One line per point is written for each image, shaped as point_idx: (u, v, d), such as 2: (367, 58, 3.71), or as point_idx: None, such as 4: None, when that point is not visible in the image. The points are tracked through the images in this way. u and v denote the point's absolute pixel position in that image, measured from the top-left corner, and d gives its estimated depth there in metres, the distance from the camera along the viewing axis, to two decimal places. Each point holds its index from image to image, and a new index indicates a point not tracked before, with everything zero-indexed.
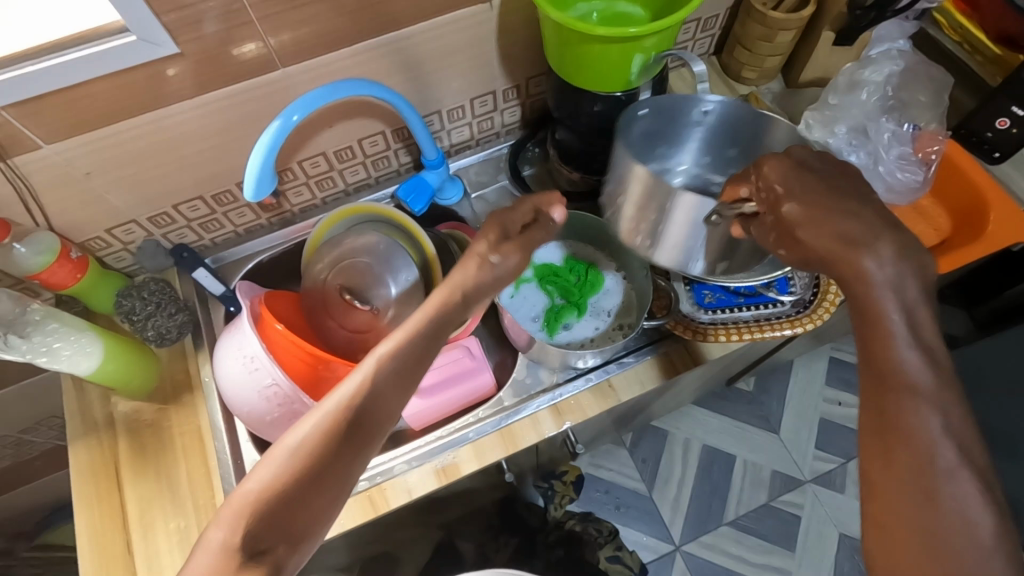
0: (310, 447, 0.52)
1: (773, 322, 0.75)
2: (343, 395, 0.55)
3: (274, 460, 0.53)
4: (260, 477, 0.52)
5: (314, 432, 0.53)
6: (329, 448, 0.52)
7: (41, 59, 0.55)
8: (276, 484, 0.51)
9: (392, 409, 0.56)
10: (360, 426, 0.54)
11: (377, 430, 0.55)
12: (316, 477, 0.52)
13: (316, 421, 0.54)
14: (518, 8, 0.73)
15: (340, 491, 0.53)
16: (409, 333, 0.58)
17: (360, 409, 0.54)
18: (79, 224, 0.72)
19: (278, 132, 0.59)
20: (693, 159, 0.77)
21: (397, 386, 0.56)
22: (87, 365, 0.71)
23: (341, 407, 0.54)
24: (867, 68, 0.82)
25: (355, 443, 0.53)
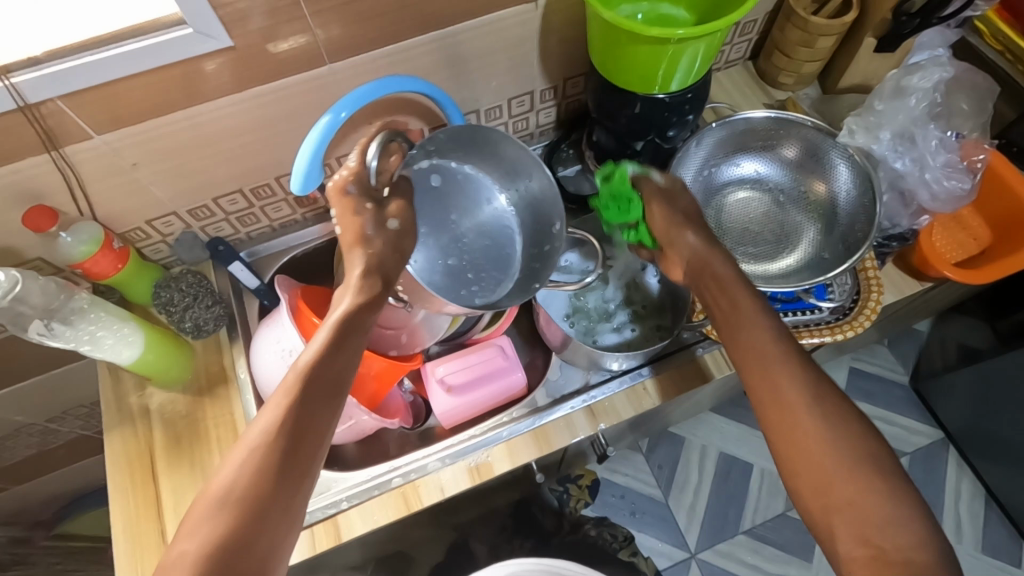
0: (244, 487, 0.49)
1: (812, 328, 0.74)
2: (270, 422, 0.52)
3: (200, 514, 0.48)
4: (191, 536, 0.47)
5: (244, 475, 0.50)
6: (268, 480, 0.50)
7: (98, 50, 0.55)
8: (211, 540, 0.47)
9: (328, 418, 0.54)
10: (297, 447, 0.52)
11: (314, 446, 0.53)
12: (262, 514, 0.49)
13: (242, 459, 0.50)
14: (562, 7, 0.73)
15: (290, 525, 0.51)
16: (326, 341, 0.56)
17: (292, 431, 0.52)
18: (122, 214, 0.73)
19: (327, 128, 0.59)
20: (693, 176, 0.83)
21: (324, 400, 0.54)
22: (129, 353, 0.72)
23: (267, 439, 0.51)
24: (915, 74, 0.80)
25: (296, 466, 0.51)
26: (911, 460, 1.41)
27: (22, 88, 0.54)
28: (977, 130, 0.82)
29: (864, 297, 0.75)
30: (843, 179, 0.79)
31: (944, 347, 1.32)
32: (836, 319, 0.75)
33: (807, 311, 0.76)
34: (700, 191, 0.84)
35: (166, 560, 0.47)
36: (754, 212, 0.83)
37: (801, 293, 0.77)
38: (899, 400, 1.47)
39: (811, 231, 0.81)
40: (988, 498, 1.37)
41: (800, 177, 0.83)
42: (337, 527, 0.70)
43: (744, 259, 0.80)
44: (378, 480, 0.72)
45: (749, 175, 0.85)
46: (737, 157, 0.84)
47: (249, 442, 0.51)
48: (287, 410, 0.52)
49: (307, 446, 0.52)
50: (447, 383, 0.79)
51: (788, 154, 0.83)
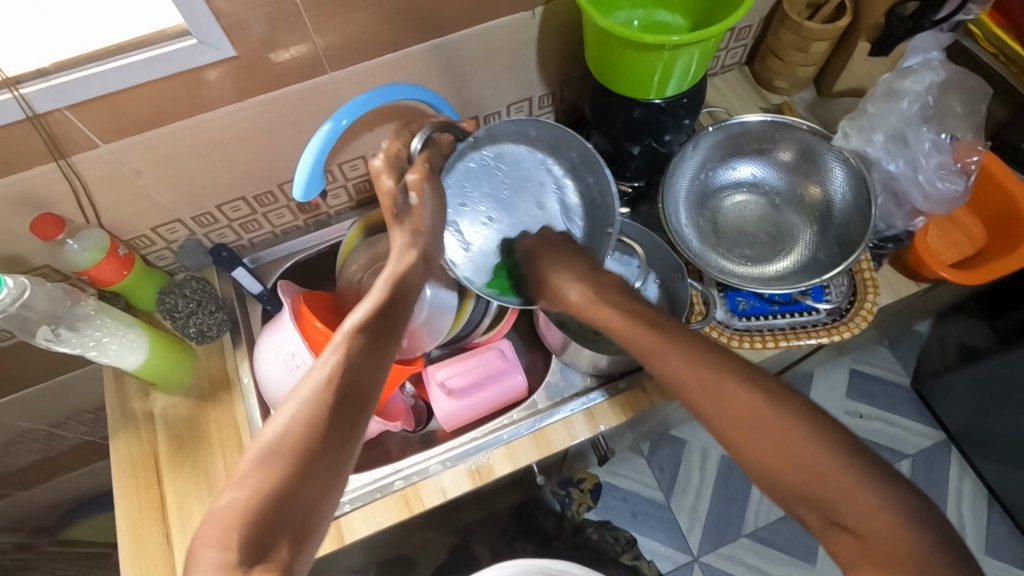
0: (296, 433, 0.50)
1: (808, 329, 0.75)
2: (320, 381, 0.53)
3: (248, 462, 0.49)
4: (239, 485, 0.48)
5: (294, 429, 0.50)
6: (316, 438, 0.50)
7: (105, 60, 0.57)
8: (258, 491, 0.47)
9: (375, 381, 0.55)
10: (345, 408, 0.52)
11: (364, 403, 0.53)
12: (314, 462, 0.49)
13: (293, 412, 0.51)
14: (559, 15, 0.74)
15: (331, 487, 0.50)
16: (373, 309, 0.58)
17: (341, 393, 0.52)
18: (127, 221, 0.74)
19: (328, 136, 0.60)
20: (690, 177, 0.84)
21: (376, 363, 0.56)
22: (134, 358, 0.73)
23: (316, 397, 0.52)
24: (907, 77, 0.82)
25: (348, 420, 0.52)
26: (913, 461, 1.41)
27: (30, 99, 0.56)
28: (971, 131, 0.82)
29: (860, 298, 0.76)
30: (837, 181, 0.80)
31: (945, 349, 1.33)
32: (832, 320, 0.75)
33: (803, 312, 0.76)
34: (696, 194, 0.84)
35: (215, 507, 0.47)
36: (750, 215, 0.84)
37: (798, 295, 0.78)
38: (900, 401, 1.47)
39: (807, 233, 0.82)
40: (990, 499, 1.37)
41: (795, 180, 0.84)
42: (340, 529, 0.71)
43: (740, 261, 0.81)
44: (381, 483, 0.73)
45: (745, 178, 0.86)
46: (733, 160, 0.85)
47: (300, 395, 0.52)
48: (337, 369, 0.53)
49: (353, 408, 0.53)
50: (448, 386, 0.80)
51: (783, 157, 0.84)
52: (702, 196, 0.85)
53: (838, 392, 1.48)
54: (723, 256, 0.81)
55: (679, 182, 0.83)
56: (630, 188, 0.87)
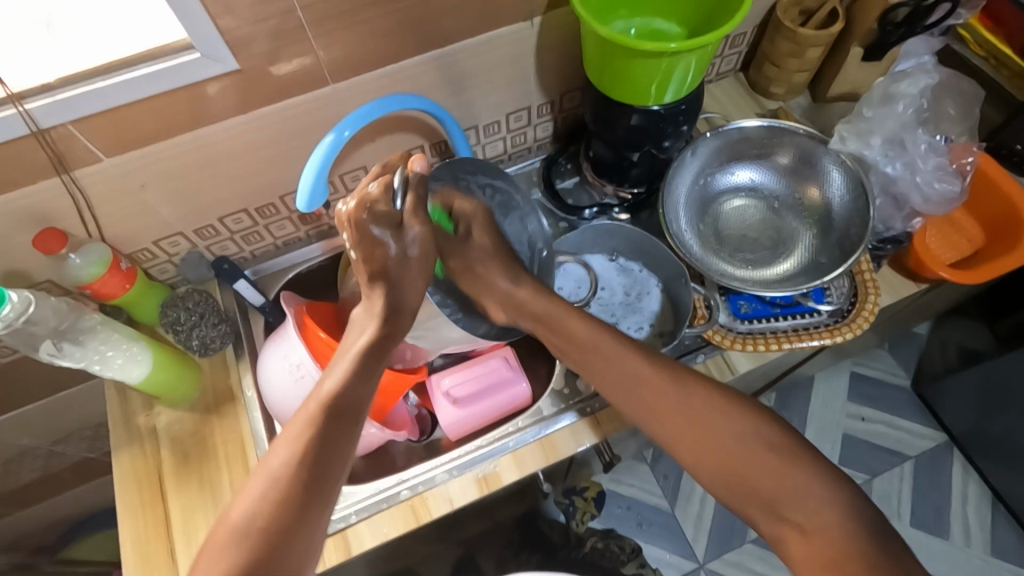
0: (272, 501, 0.49)
1: (811, 331, 0.75)
2: (293, 445, 0.52)
3: (217, 546, 0.47)
4: (204, 573, 0.46)
5: (265, 504, 0.49)
6: (290, 514, 0.49)
7: (110, 75, 0.57)
8: (225, 572, 0.46)
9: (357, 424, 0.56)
10: (318, 474, 0.51)
11: (344, 452, 0.54)
12: (288, 529, 0.49)
13: (265, 486, 0.50)
14: (557, 24, 0.75)
15: (304, 561, 0.49)
16: (351, 367, 0.58)
17: (313, 461, 0.51)
18: (129, 236, 0.74)
19: (331, 147, 0.61)
20: (690, 181, 0.84)
21: (349, 419, 0.55)
22: (139, 372, 0.72)
23: (288, 470, 0.51)
24: (902, 81, 0.83)
25: (325, 474, 0.52)
26: (916, 464, 1.41)
27: (35, 114, 0.56)
28: (966, 133, 0.84)
29: (862, 298, 0.76)
30: (836, 185, 0.81)
31: (944, 349, 1.34)
32: (835, 321, 0.76)
33: (805, 314, 0.77)
34: (697, 199, 0.85)
35: None
36: (750, 219, 0.85)
37: (800, 298, 0.78)
38: (903, 404, 1.47)
39: (808, 236, 0.82)
40: (994, 500, 1.37)
41: (794, 184, 0.85)
42: (347, 540, 0.70)
43: (742, 265, 0.81)
44: (387, 493, 0.72)
45: (744, 183, 0.86)
46: (731, 166, 0.86)
47: (271, 470, 0.51)
48: (309, 437, 0.52)
49: (328, 476, 0.52)
50: (452, 395, 0.80)
51: (782, 161, 0.85)
52: (703, 199, 0.85)
53: (840, 396, 1.49)
54: (724, 259, 0.82)
55: (680, 184, 0.83)
56: (630, 194, 0.88)
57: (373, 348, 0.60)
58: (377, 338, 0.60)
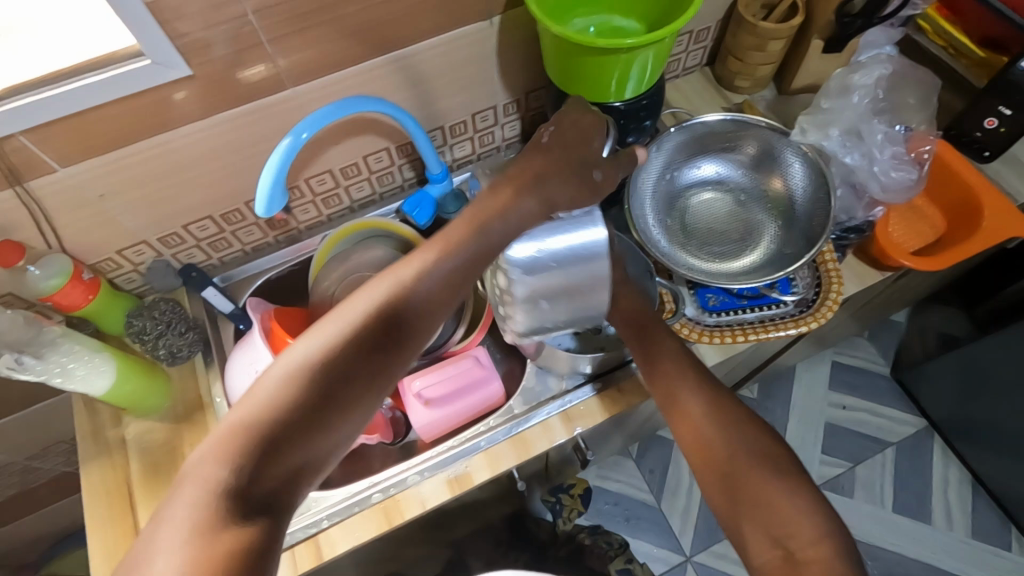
0: (347, 343, 0.47)
1: (777, 322, 0.76)
2: (382, 298, 0.50)
3: (283, 374, 0.45)
4: (271, 387, 0.45)
5: (340, 346, 0.47)
6: (358, 362, 0.47)
7: (60, 83, 0.56)
8: (287, 395, 0.44)
9: (443, 302, 0.52)
10: (386, 341, 0.49)
11: (422, 325, 0.51)
12: (353, 374, 0.47)
13: (345, 325, 0.48)
14: (518, 23, 0.75)
15: (352, 422, 0.46)
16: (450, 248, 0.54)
17: (389, 323, 0.49)
18: (93, 246, 0.73)
19: (288, 150, 0.60)
20: (658, 173, 0.85)
21: (433, 295, 0.52)
22: (102, 384, 0.71)
23: (366, 321, 0.49)
24: (858, 72, 0.83)
25: (399, 340, 0.50)
26: (898, 451, 1.43)
27: None
28: (926, 122, 0.84)
29: (825, 289, 0.77)
30: (798, 176, 0.82)
31: (924, 336, 1.36)
32: (800, 311, 0.76)
33: (771, 306, 0.77)
34: (663, 194, 0.85)
35: (244, 402, 0.44)
36: (717, 212, 0.85)
37: (765, 289, 0.78)
38: (883, 391, 1.49)
39: (772, 228, 0.83)
40: (975, 483, 1.39)
41: (760, 176, 0.85)
42: (319, 546, 0.70)
43: (709, 258, 0.82)
44: (359, 497, 0.72)
45: (710, 176, 0.87)
46: (697, 159, 0.87)
47: (350, 316, 0.49)
48: (394, 301, 0.50)
49: (405, 342, 0.50)
50: (424, 396, 0.79)
51: (748, 152, 0.85)
52: (672, 191, 0.86)
53: (821, 385, 1.50)
54: (691, 253, 0.82)
55: (646, 177, 0.83)
56: None
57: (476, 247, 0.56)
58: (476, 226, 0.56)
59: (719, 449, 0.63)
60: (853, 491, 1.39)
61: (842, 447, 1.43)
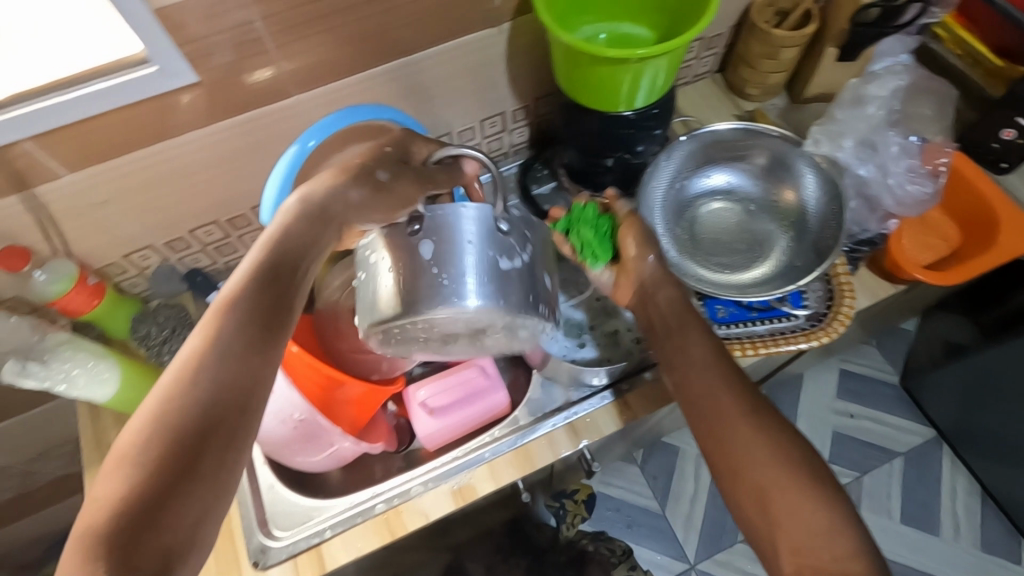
0: (182, 390, 0.41)
1: (788, 335, 0.75)
2: (250, 267, 0.46)
3: (165, 387, 0.41)
4: (154, 402, 0.41)
5: (169, 407, 0.40)
6: (199, 411, 0.40)
7: (64, 90, 0.56)
8: (172, 405, 0.40)
9: (280, 312, 0.46)
10: (245, 372, 0.43)
11: (274, 335, 0.45)
12: (199, 426, 0.40)
13: (168, 383, 0.41)
14: (528, 29, 0.74)
15: (252, 408, 0.43)
16: (258, 260, 0.46)
17: (224, 355, 0.42)
18: (97, 251, 0.73)
19: (295, 158, 0.61)
20: (665, 184, 0.83)
21: (273, 309, 0.45)
22: (105, 391, 0.69)
23: (195, 366, 0.41)
24: (873, 83, 0.84)
25: (252, 363, 0.43)
26: (906, 461, 1.41)
27: None
28: (942, 133, 0.83)
29: (838, 302, 0.76)
30: (810, 187, 0.81)
31: (930, 343, 1.33)
32: (811, 325, 0.75)
33: (781, 319, 0.76)
34: (672, 203, 0.84)
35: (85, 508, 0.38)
36: (725, 223, 0.84)
37: (776, 302, 0.78)
38: (890, 400, 1.47)
39: (783, 239, 0.82)
40: (984, 495, 1.37)
41: (770, 187, 0.84)
42: (321, 556, 0.70)
43: (717, 269, 0.81)
44: (362, 507, 0.72)
45: (719, 187, 0.86)
46: (706, 169, 0.85)
47: (173, 369, 0.42)
48: (220, 332, 0.43)
49: (250, 371, 0.43)
50: (429, 405, 0.79)
51: (757, 163, 0.84)
52: (679, 202, 0.84)
53: (827, 394, 1.49)
54: (700, 264, 0.81)
55: (654, 188, 0.82)
56: None
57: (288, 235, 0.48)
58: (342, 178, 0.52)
59: (730, 417, 0.56)
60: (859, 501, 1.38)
61: (848, 457, 1.42)
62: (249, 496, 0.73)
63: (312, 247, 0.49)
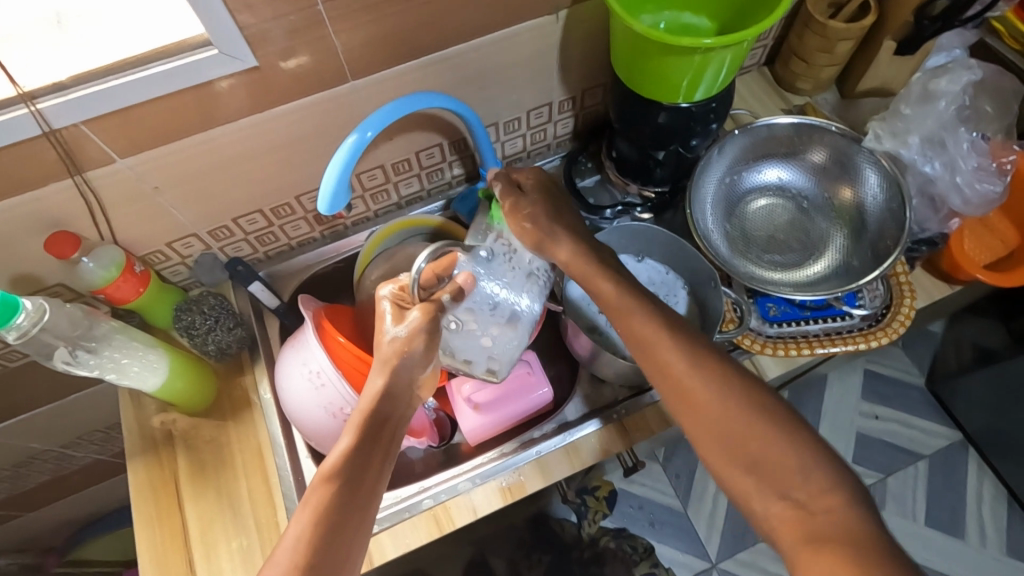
0: (311, 528, 0.51)
1: (845, 335, 0.73)
2: (348, 445, 0.55)
3: (297, 535, 0.51)
4: (282, 561, 0.49)
5: (301, 550, 0.50)
6: (322, 543, 0.50)
7: (127, 73, 0.55)
8: (294, 567, 0.49)
9: (378, 465, 0.56)
10: (352, 507, 0.53)
11: (375, 485, 0.55)
12: (323, 556, 0.50)
13: (299, 527, 0.51)
14: (585, 18, 0.72)
15: (352, 561, 0.52)
16: (365, 412, 0.56)
17: (343, 495, 0.53)
18: (143, 238, 0.72)
19: (354, 148, 0.59)
20: (717, 178, 0.82)
21: (367, 460, 0.55)
22: (155, 380, 0.70)
23: (318, 511, 0.52)
24: (943, 77, 0.81)
25: (356, 503, 0.53)
26: (931, 463, 1.39)
27: (46, 114, 0.54)
28: (1002, 132, 0.83)
29: (897, 302, 0.75)
30: (870, 185, 0.79)
31: (959, 348, 1.32)
32: (868, 325, 0.74)
33: (836, 318, 0.75)
34: (723, 199, 0.83)
35: None
36: (778, 219, 0.83)
37: (831, 300, 0.76)
38: (916, 402, 1.45)
39: (838, 237, 0.80)
40: (1011, 501, 1.35)
41: (825, 184, 0.83)
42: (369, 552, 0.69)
43: (771, 267, 0.79)
44: (409, 502, 0.71)
45: (772, 182, 0.84)
46: (759, 164, 0.84)
47: (301, 515, 0.52)
48: (334, 479, 0.53)
49: (360, 508, 0.53)
50: (474, 400, 0.77)
51: (814, 160, 0.83)
52: (732, 197, 0.83)
53: (854, 395, 1.46)
54: (753, 261, 0.80)
55: (705, 182, 0.81)
56: (654, 194, 0.85)
57: (385, 396, 0.57)
58: (417, 340, 0.57)
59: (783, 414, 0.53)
60: (885, 503, 1.36)
61: (875, 459, 1.40)
62: (294, 488, 0.72)
63: (385, 414, 0.57)
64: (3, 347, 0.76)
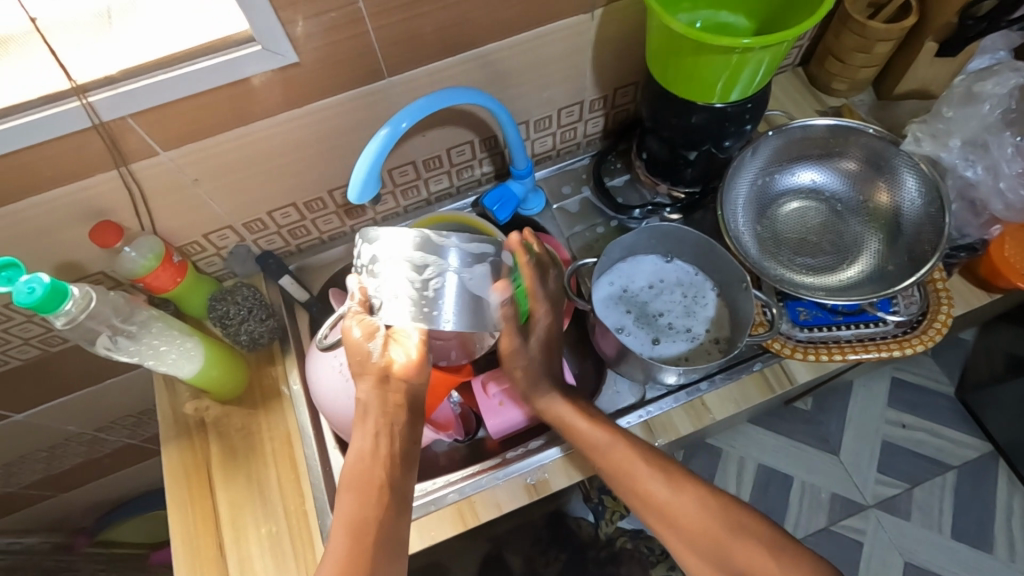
0: (354, 516, 0.57)
1: (878, 342, 0.72)
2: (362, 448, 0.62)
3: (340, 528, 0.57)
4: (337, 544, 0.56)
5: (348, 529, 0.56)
6: (367, 522, 0.57)
7: (172, 67, 0.56)
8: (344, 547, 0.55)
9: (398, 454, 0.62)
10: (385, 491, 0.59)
11: (398, 469, 0.62)
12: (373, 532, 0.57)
13: (342, 518, 0.57)
14: (620, 16, 0.72)
15: (399, 529, 0.59)
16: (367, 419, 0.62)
17: (370, 488, 0.59)
18: (181, 229, 0.74)
19: (386, 140, 0.59)
20: (749, 180, 0.81)
21: (382, 453, 0.61)
22: (190, 367, 0.72)
23: (354, 504, 0.58)
24: (988, 80, 0.79)
25: (387, 489, 0.60)
26: (959, 474, 1.36)
27: (97, 106, 0.55)
28: None
29: (934, 308, 0.73)
30: (908, 188, 0.78)
31: (990, 356, 1.29)
32: (903, 332, 0.72)
33: (870, 324, 0.74)
34: (755, 201, 0.82)
35: None
36: (811, 222, 0.82)
37: (865, 306, 0.75)
38: (946, 413, 1.42)
39: (873, 241, 0.79)
40: None
41: (861, 187, 0.81)
42: None
43: (802, 270, 0.78)
44: (435, 496, 0.72)
45: (805, 185, 0.83)
46: (794, 166, 0.83)
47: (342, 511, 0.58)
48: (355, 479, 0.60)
49: (393, 489, 0.60)
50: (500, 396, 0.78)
51: (849, 162, 0.82)
52: (764, 199, 0.82)
53: (880, 402, 1.43)
54: (785, 264, 0.79)
55: (737, 183, 0.80)
56: (684, 194, 0.85)
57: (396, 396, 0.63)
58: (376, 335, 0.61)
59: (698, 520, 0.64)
60: (908, 513, 1.34)
61: (900, 468, 1.37)
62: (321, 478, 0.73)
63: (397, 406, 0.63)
64: (45, 332, 0.79)
